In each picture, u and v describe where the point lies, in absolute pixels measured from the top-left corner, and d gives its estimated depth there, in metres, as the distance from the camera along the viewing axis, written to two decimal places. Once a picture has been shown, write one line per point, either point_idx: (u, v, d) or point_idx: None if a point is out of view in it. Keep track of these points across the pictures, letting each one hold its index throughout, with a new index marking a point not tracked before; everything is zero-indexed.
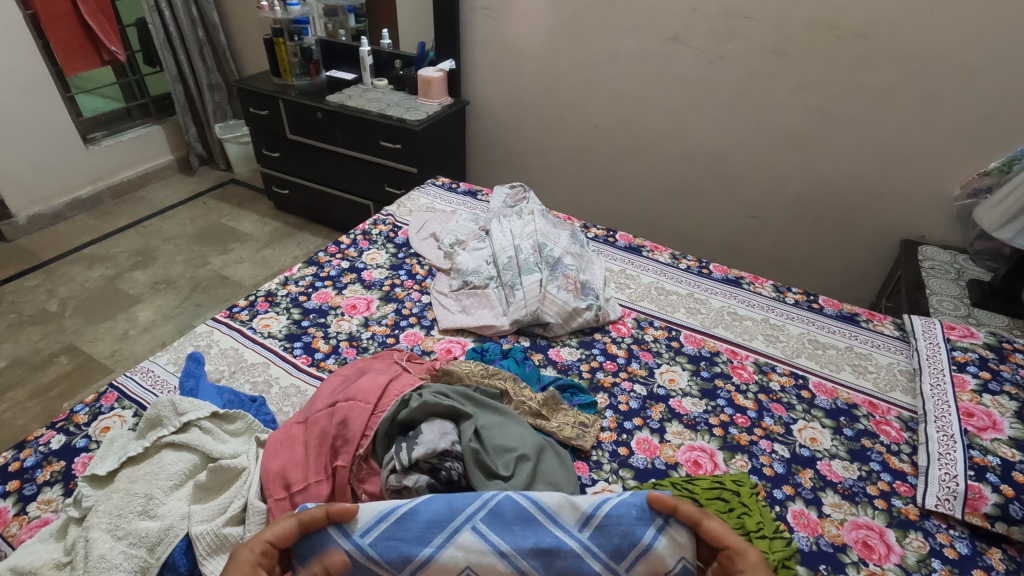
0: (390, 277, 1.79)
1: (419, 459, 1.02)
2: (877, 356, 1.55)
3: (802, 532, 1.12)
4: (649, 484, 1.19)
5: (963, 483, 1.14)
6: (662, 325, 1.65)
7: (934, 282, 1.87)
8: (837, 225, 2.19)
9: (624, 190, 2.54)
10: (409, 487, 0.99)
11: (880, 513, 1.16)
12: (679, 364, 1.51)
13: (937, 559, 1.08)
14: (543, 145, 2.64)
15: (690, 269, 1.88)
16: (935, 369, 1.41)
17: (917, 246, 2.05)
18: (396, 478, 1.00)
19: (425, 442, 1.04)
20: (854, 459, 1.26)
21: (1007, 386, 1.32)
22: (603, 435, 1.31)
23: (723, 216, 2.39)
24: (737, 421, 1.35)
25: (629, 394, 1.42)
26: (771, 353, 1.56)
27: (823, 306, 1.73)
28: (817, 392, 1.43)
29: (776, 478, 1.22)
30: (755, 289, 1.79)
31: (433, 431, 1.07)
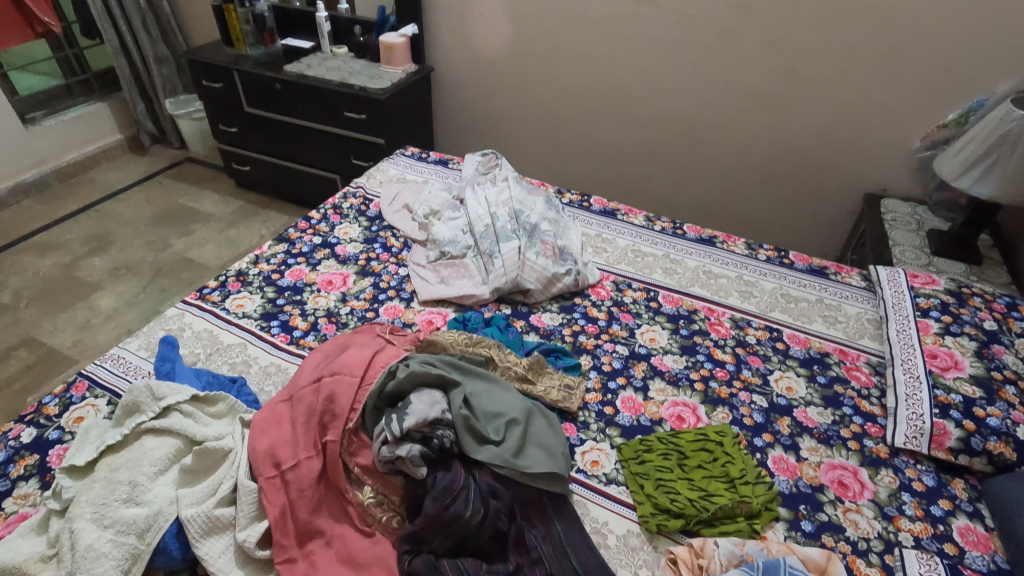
0: (365, 251, 1.75)
1: (412, 429, 1.01)
2: (846, 307, 1.60)
3: (782, 476, 1.17)
4: (636, 440, 1.22)
5: (929, 421, 1.21)
6: (640, 287, 1.67)
7: (896, 234, 1.94)
8: (804, 182, 2.24)
9: (596, 155, 2.53)
10: (404, 456, 0.99)
11: (853, 453, 1.22)
12: (659, 324, 1.54)
13: (906, 492, 1.15)
14: (512, 111, 2.60)
15: (664, 230, 1.90)
16: (901, 316, 1.47)
17: (880, 200, 2.11)
18: (389, 448, 0.99)
19: (416, 412, 1.04)
20: (828, 405, 1.32)
21: (967, 328, 1.39)
22: (588, 396, 1.33)
23: (694, 178, 2.41)
24: (717, 374, 1.39)
25: (612, 355, 1.44)
26: (746, 308, 1.60)
27: (794, 261, 1.78)
28: (791, 343, 1.48)
29: (756, 427, 1.26)
30: (729, 248, 1.83)
31: (424, 401, 1.06)
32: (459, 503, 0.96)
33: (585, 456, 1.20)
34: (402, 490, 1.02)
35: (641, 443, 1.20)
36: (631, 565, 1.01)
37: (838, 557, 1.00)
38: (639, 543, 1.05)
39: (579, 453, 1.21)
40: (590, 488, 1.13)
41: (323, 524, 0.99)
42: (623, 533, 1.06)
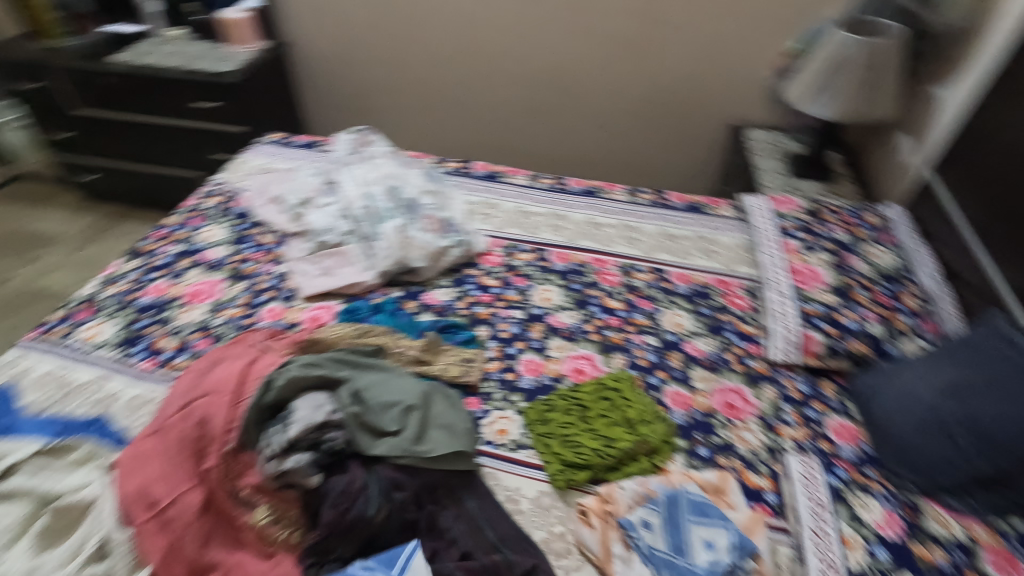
0: (235, 253, 1.61)
1: (300, 437, 0.96)
2: (722, 238, 1.69)
3: (677, 408, 1.22)
4: (540, 402, 1.23)
5: (799, 333, 1.31)
6: (530, 248, 1.66)
7: (760, 162, 2.06)
8: (676, 122, 2.31)
9: (475, 119, 2.47)
10: (294, 467, 0.93)
11: (737, 374, 1.30)
12: (552, 282, 1.54)
13: (786, 402, 1.24)
14: (381, 82, 2.46)
15: (549, 187, 1.89)
16: (768, 239, 1.57)
17: (744, 131, 2.23)
18: (276, 462, 0.94)
19: (301, 418, 0.98)
20: (712, 333, 1.40)
21: (823, 243, 1.51)
22: (489, 366, 1.32)
23: (574, 130, 2.42)
24: (610, 323, 1.42)
25: (509, 321, 1.43)
26: (632, 254, 1.64)
27: (672, 200, 1.84)
28: (676, 281, 1.54)
29: (650, 367, 1.31)
30: (611, 196, 1.86)
31: (309, 406, 1.01)
32: (363, 503, 0.93)
33: (491, 426, 1.20)
34: (299, 502, 0.96)
35: (544, 403, 1.22)
36: (545, 524, 1.03)
37: (731, 475, 1.08)
38: (552, 502, 1.06)
39: (486, 425, 1.20)
40: (499, 457, 1.13)
41: (217, 556, 0.91)
42: (536, 495, 1.07)
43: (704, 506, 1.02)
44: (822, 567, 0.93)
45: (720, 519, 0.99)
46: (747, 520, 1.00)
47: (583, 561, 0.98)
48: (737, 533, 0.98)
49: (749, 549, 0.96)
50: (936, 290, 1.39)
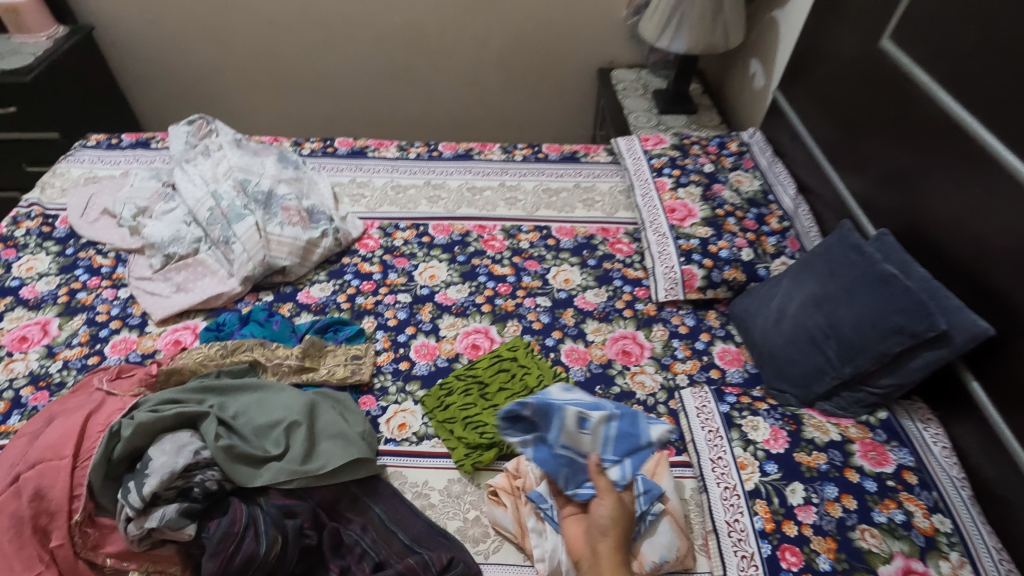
0: (66, 283, 1.38)
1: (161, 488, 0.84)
2: (600, 185, 1.69)
3: (576, 366, 1.22)
4: (437, 387, 1.17)
5: (680, 270, 1.34)
6: (408, 225, 1.57)
7: (629, 102, 2.07)
8: (543, 71, 2.26)
9: (334, 91, 2.28)
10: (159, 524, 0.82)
11: (629, 320, 1.32)
12: (435, 258, 1.47)
13: (676, 339, 1.28)
14: (217, 62, 2.19)
15: (420, 156, 1.79)
16: (642, 180, 1.58)
17: (610, 72, 2.22)
18: (137, 523, 0.82)
19: (158, 468, 0.85)
20: (601, 284, 1.40)
21: (692, 177, 1.54)
22: (380, 359, 1.24)
23: (442, 91, 2.30)
24: (500, 291, 1.38)
25: (395, 307, 1.35)
26: (514, 215, 1.59)
27: (547, 153, 1.80)
28: (560, 236, 1.52)
29: (545, 329, 1.30)
30: (486, 158, 1.79)
31: (167, 450, 0.88)
32: (247, 543, 0.84)
33: (390, 423, 1.13)
34: (177, 557, 0.86)
35: (441, 388, 1.16)
36: (459, 513, 1.00)
37: (634, 422, 1.10)
38: (462, 488, 1.03)
39: (384, 423, 1.13)
40: (402, 454, 1.08)
41: None
42: (445, 485, 1.04)
43: (611, 459, 0.99)
44: (723, 493, 0.98)
45: (626, 469, 0.97)
46: (653, 463, 1.02)
47: (501, 541, 0.96)
48: (645, 479, 0.97)
49: (657, 492, 0.96)
50: (796, 207, 1.47)
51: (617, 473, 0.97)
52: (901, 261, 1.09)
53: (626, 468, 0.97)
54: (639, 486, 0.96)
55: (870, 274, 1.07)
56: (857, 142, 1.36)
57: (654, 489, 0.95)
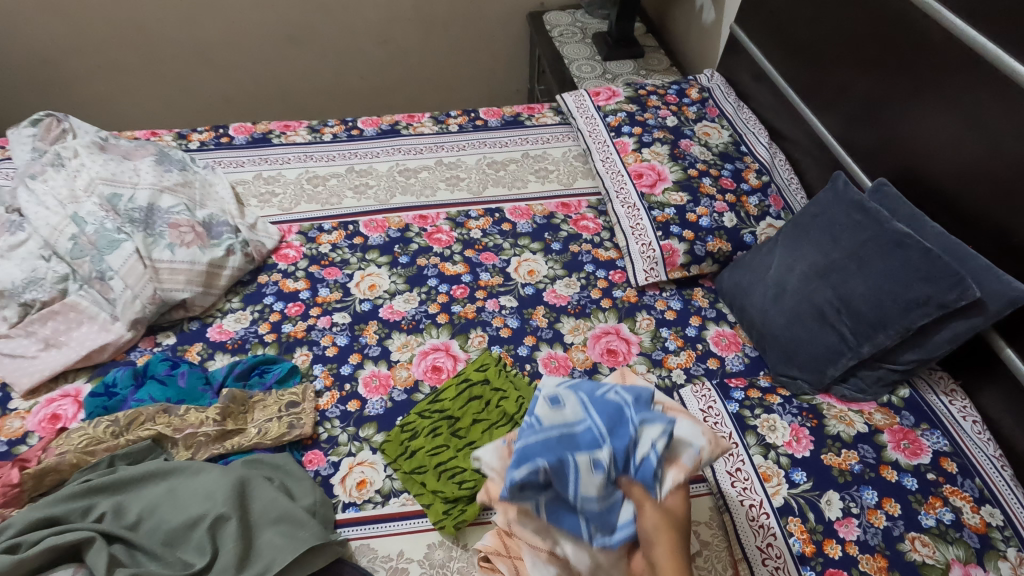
0: None
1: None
2: (551, 152, 1.48)
3: (557, 377, 1.04)
4: (397, 428, 0.97)
5: (658, 247, 1.17)
6: (334, 225, 1.31)
7: (568, 50, 1.83)
8: (466, 21, 1.98)
9: (221, 65, 1.92)
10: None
11: (609, 312, 1.15)
12: (373, 264, 1.23)
13: (664, 328, 1.12)
14: (65, 40, 1.78)
15: (337, 137, 1.51)
16: (599, 143, 1.38)
17: (541, 16, 1.97)
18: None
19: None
20: (571, 272, 1.21)
21: (656, 134, 1.36)
22: (322, 402, 1.02)
23: (351, 54, 1.98)
24: (455, 294, 1.17)
25: (332, 332, 1.12)
26: (458, 199, 1.37)
27: (486, 119, 1.56)
28: (516, 219, 1.32)
29: (515, 335, 1.11)
30: (416, 131, 1.53)
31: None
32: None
33: (346, 483, 0.93)
34: None
35: (403, 429, 0.96)
36: None
37: None
38: (446, 554, 0.85)
39: (338, 484, 0.92)
40: (367, 522, 0.88)
41: None
42: (425, 553, 0.85)
43: (595, 403, 0.75)
44: (751, 513, 0.84)
45: (612, 403, 0.75)
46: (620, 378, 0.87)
47: None
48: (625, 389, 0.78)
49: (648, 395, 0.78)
50: (771, 158, 1.32)
51: (610, 417, 0.73)
52: (911, 216, 0.96)
53: (615, 403, 0.75)
54: (642, 420, 0.73)
55: (881, 236, 0.93)
56: (834, 78, 1.20)
57: (660, 420, 0.73)
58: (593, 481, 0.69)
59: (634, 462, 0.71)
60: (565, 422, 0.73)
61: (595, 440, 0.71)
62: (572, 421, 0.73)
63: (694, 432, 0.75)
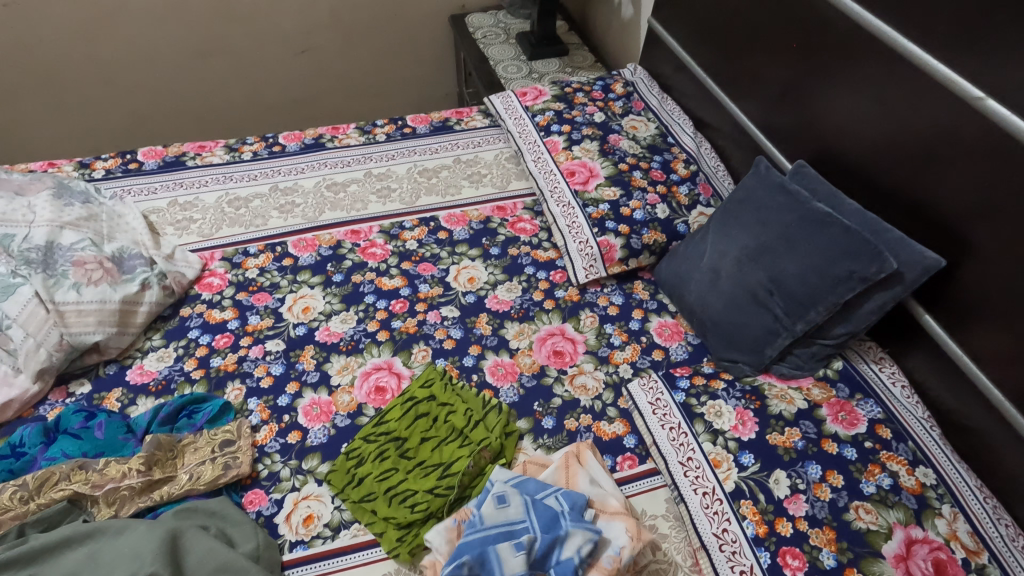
0: None
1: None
2: (483, 155, 1.46)
3: (506, 385, 1.03)
4: (343, 456, 0.93)
5: (596, 244, 1.17)
6: (261, 247, 1.25)
7: (492, 52, 1.82)
8: (387, 26, 1.93)
9: (126, 85, 1.79)
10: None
11: (553, 313, 1.14)
12: (306, 285, 1.18)
13: (608, 323, 1.12)
14: None
15: (258, 155, 1.43)
16: (530, 144, 1.38)
17: (464, 19, 1.94)
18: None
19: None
20: (511, 276, 1.20)
21: (585, 131, 1.36)
22: (260, 437, 0.96)
23: (268, 67, 1.90)
24: (395, 310, 1.13)
25: (266, 361, 1.06)
26: (391, 210, 1.33)
27: (414, 126, 1.53)
28: (452, 226, 1.29)
29: (459, 346, 1.08)
30: (342, 143, 1.47)
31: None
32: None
33: (292, 520, 0.87)
34: None
35: (349, 457, 0.92)
36: None
37: (588, 447, 0.92)
38: None
39: (284, 522, 0.87)
40: (317, 558, 0.84)
41: None
42: None
43: (535, 507, 0.81)
44: (704, 500, 0.85)
45: (551, 510, 0.80)
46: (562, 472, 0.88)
47: None
48: (566, 495, 0.83)
49: (582, 501, 0.82)
50: (697, 147, 1.35)
51: (546, 524, 0.79)
52: (829, 194, 0.99)
53: (553, 510, 0.80)
54: (573, 526, 0.79)
55: (803, 217, 0.97)
56: (750, 66, 1.23)
57: (587, 525, 0.79)
58: (514, 566, 0.74)
59: (556, 557, 0.77)
60: (507, 523, 0.79)
61: (525, 536, 0.77)
62: (512, 522, 0.79)
63: (618, 531, 0.80)
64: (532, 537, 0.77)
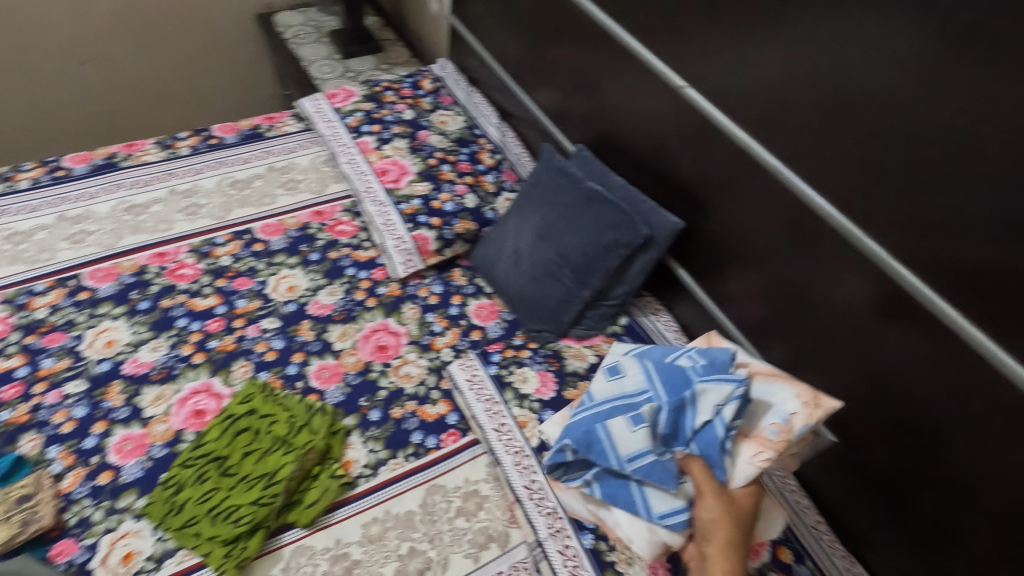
0: None
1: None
2: (298, 161, 1.45)
3: (331, 386, 1.06)
4: (161, 487, 0.91)
5: (410, 239, 1.23)
6: (50, 283, 1.15)
7: (304, 52, 1.78)
8: (185, 28, 1.81)
9: None
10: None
11: (376, 310, 1.18)
12: (107, 317, 1.11)
13: (430, 312, 1.19)
14: None
15: (36, 183, 1.30)
16: (342, 146, 1.39)
17: (272, 18, 1.88)
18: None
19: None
20: (333, 279, 1.22)
21: (395, 129, 1.40)
22: (64, 485, 0.91)
23: (47, 80, 1.70)
24: (210, 329, 1.11)
25: (65, 405, 1.00)
26: (201, 227, 1.28)
27: (221, 136, 1.47)
28: (268, 237, 1.28)
29: (281, 357, 1.09)
30: (139, 161, 1.38)
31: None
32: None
33: (109, 561, 0.85)
34: None
35: (167, 486, 0.91)
36: None
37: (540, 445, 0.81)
38: None
39: (100, 565, 0.85)
40: None
41: None
42: None
43: (655, 373, 0.87)
44: (515, 459, 0.96)
45: (682, 369, 0.85)
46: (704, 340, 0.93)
47: None
48: (700, 354, 0.86)
49: (727, 357, 0.83)
50: (502, 137, 1.44)
51: (671, 390, 0.83)
52: (600, 173, 1.13)
53: (683, 371, 0.84)
54: (705, 384, 0.81)
55: (578, 196, 1.10)
56: (537, 60, 1.34)
57: (731, 375, 0.80)
58: (636, 438, 0.79)
59: (693, 422, 0.79)
60: (625, 395, 0.86)
61: (649, 405, 0.82)
62: (634, 392, 0.86)
63: (788, 395, 0.79)
64: (650, 407, 0.81)
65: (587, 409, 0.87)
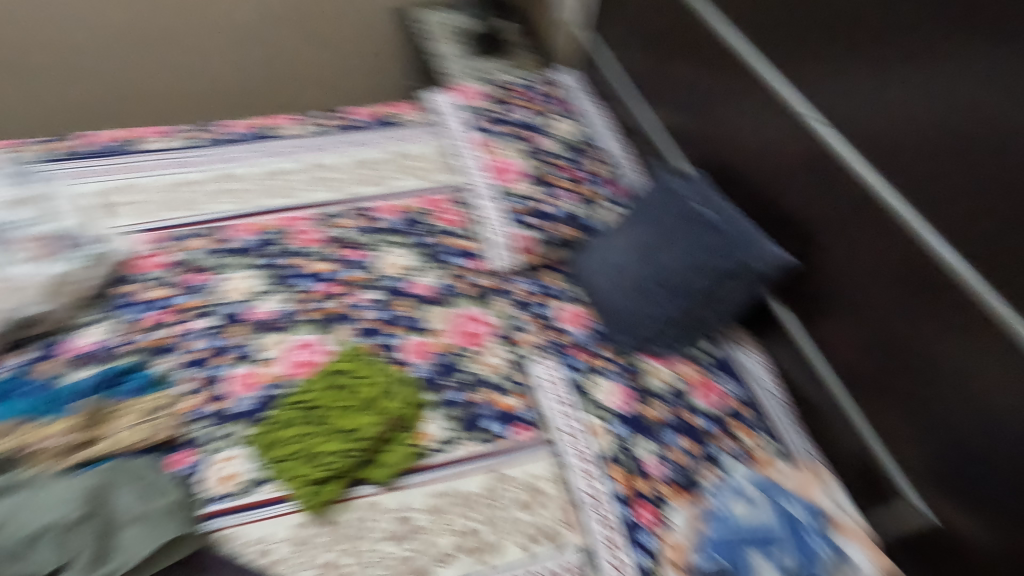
0: None
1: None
2: (417, 150, 1.55)
3: (419, 361, 1.13)
4: (264, 423, 1.03)
5: (511, 236, 1.28)
6: (202, 230, 1.32)
7: (442, 48, 1.91)
8: (337, 17, 2.00)
9: (75, 67, 1.83)
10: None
11: (470, 298, 1.24)
12: (241, 266, 1.26)
13: (520, 309, 1.23)
14: None
15: (203, 143, 1.50)
16: (460, 140, 1.47)
17: (414, 12, 2.00)
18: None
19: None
20: (436, 263, 1.30)
21: (514, 131, 1.46)
22: (189, 403, 1.05)
23: (220, 54, 1.94)
24: (322, 291, 1.23)
25: (199, 335, 1.14)
26: (329, 199, 1.41)
27: (357, 119, 1.61)
28: (385, 216, 1.38)
29: (381, 327, 1.18)
30: (286, 134, 1.55)
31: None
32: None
33: (213, 477, 0.97)
34: None
35: (269, 423, 1.02)
36: (310, 560, 0.90)
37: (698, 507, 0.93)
38: (311, 531, 0.93)
39: (206, 479, 0.97)
40: (235, 511, 0.93)
41: None
42: (290, 533, 0.92)
43: (781, 514, 0.88)
44: (581, 464, 0.99)
45: (796, 519, 0.88)
46: (801, 482, 0.94)
47: None
48: (806, 508, 0.89)
49: (822, 516, 0.89)
50: (618, 152, 1.47)
51: (791, 533, 0.86)
52: (704, 194, 1.10)
53: (798, 519, 0.88)
54: (819, 541, 0.86)
55: (681, 217, 1.08)
56: (664, 78, 1.35)
57: (828, 543, 0.86)
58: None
59: None
60: (756, 523, 0.88)
61: (778, 544, 0.86)
62: (762, 525, 0.88)
63: (860, 556, 0.85)
64: (784, 547, 0.85)
65: (720, 513, 0.90)
